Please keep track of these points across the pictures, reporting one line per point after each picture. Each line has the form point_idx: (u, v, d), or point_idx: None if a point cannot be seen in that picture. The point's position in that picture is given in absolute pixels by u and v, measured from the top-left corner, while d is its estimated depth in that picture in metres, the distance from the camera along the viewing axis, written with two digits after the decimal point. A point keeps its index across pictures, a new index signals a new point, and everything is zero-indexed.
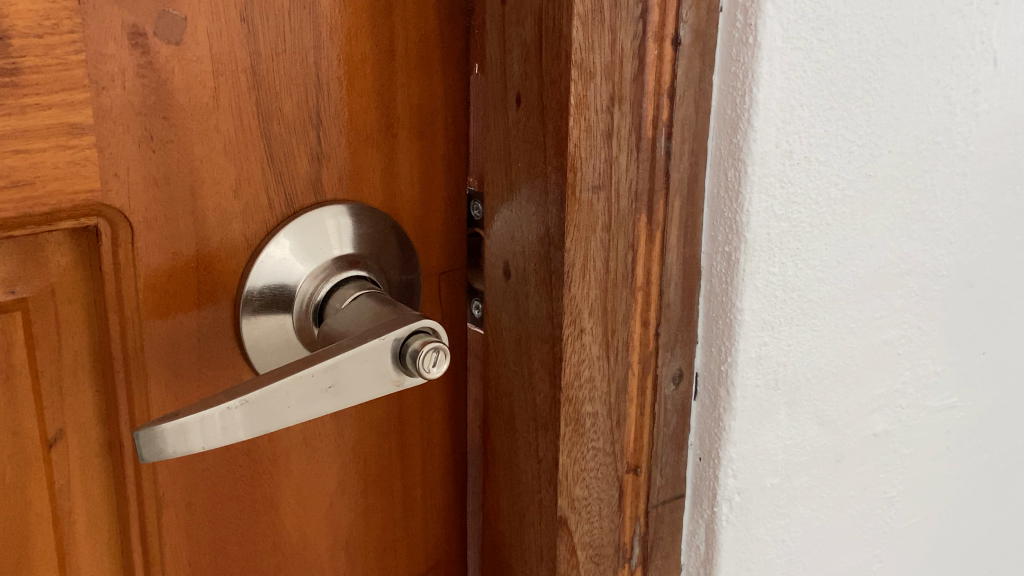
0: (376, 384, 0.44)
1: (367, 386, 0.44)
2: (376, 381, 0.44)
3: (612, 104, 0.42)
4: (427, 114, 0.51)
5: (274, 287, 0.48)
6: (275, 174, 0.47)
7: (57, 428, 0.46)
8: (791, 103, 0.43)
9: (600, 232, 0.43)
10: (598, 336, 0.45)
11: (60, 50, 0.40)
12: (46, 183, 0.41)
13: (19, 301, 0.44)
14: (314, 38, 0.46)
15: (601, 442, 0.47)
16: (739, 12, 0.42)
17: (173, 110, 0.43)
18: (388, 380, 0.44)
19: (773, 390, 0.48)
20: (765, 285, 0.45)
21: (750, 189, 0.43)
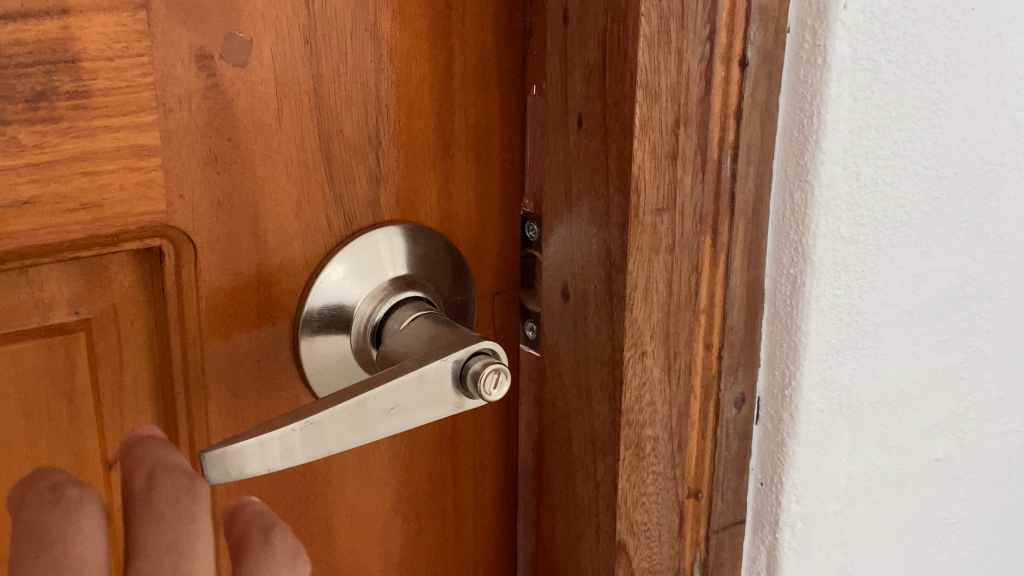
0: (437, 407, 0.44)
1: (427, 409, 0.44)
2: (437, 403, 0.44)
3: (677, 125, 0.42)
4: (483, 135, 0.51)
5: (333, 307, 0.48)
6: (334, 195, 0.47)
7: (117, 448, 0.46)
8: (859, 123, 0.43)
9: (664, 254, 0.43)
10: (660, 359, 0.45)
11: (130, 73, 0.40)
12: (114, 205, 0.41)
13: (82, 323, 0.43)
14: (375, 59, 0.46)
15: (662, 466, 0.46)
16: (808, 32, 0.42)
17: (236, 131, 0.43)
18: (449, 402, 0.44)
19: (837, 415, 0.47)
20: (830, 308, 0.45)
21: (817, 212, 0.43)
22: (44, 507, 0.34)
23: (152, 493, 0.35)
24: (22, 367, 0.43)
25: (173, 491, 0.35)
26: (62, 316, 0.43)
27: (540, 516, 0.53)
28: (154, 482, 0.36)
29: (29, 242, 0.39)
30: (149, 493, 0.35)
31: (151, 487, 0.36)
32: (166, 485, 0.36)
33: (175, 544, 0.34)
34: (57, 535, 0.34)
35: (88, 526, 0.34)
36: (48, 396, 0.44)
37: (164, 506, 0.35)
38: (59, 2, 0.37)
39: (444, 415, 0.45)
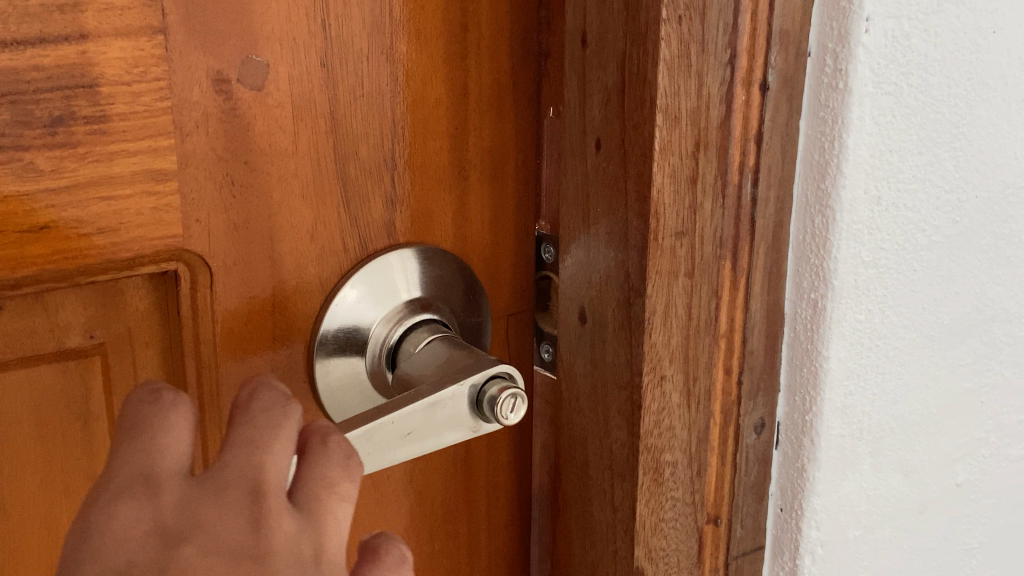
0: (453, 430, 0.44)
1: (443, 432, 0.43)
2: (454, 428, 0.43)
3: (697, 149, 0.41)
4: (499, 157, 0.51)
5: (348, 329, 0.47)
6: (350, 217, 0.47)
7: None
8: (880, 147, 0.42)
9: (683, 278, 0.43)
10: (679, 384, 0.44)
11: (147, 97, 0.39)
12: (130, 229, 0.40)
13: (97, 346, 0.43)
14: (391, 82, 0.46)
15: (681, 491, 0.46)
16: (829, 57, 0.41)
17: (253, 155, 0.43)
18: (466, 426, 0.43)
19: (857, 440, 0.47)
20: (851, 332, 0.45)
21: (838, 236, 0.43)
22: (143, 406, 0.33)
23: (250, 405, 0.35)
24: (37, 393, 0.42)
25: (269, 406, 0.35)
26: (77, 340, 0.43)
27: (555, 541, 0.53)
28: (254, 396, 0.35)
29: (46, 267, 0.39)
30: (244, 404, 0.35)
31: (249, 400, 0.35)
32: (262, 400, 0.35)
33: (263, 448, 0.33)
34: (147, 428, 0.32)
35: (180, 425, 0.33)
36: (63, 421, 0.43)
37: (255, 415, 0.34)
38: (78, 26, 0.37)
39: (461, 439, 0.44)
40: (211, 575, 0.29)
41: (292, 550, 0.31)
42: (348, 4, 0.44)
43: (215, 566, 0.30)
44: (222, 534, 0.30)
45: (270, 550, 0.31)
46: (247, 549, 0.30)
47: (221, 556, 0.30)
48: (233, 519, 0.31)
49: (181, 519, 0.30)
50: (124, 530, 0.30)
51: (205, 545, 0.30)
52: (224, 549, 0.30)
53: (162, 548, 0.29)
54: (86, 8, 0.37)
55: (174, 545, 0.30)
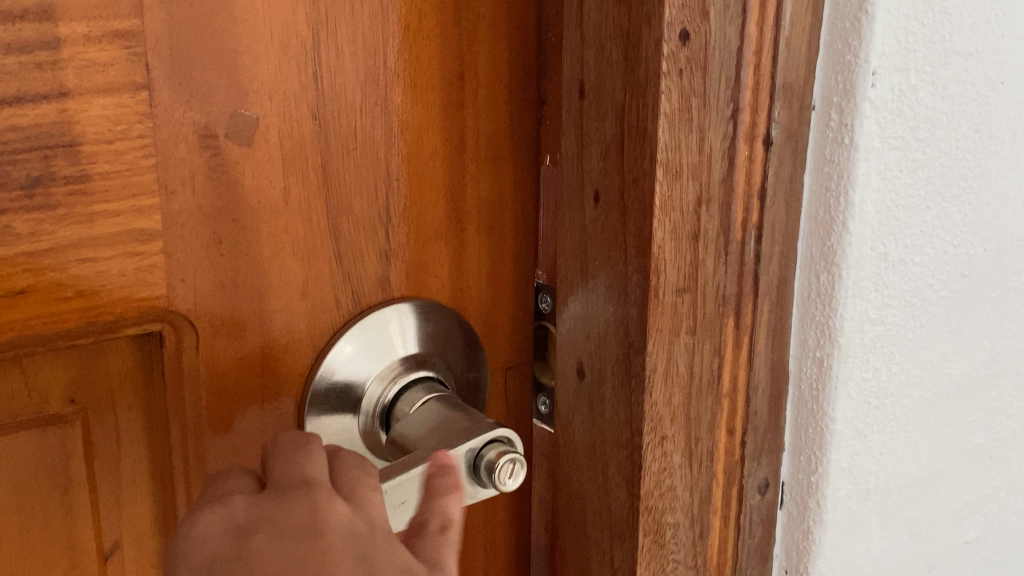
0: None
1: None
2: None
3: (699, 205, 0.40)
4: (496, 206, 0.49)
5: (340, 386, 0.46)
6: (343, 274, 0.45)
7: (114, 540, 0.44)
8: (887, 203, 0.41)
9: (685, 336, 0.42)
10: (680, 444, 0.43)
11: (131, 155, 0.38)
12: (112, 291, 0.39)
13: (79, 411, 0.42)
14: (385, 133, 0.45)
15: (683, 554, 0.44)
16: (834, 110, 0.40)
17: (242, 212, 0.42)
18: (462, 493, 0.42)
19: (865, 501, 0.45)
20: (857, 392, 0.43)
21: (845, 293, 0.42)
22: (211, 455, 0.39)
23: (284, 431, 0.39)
24: (15, 458, 0.41)
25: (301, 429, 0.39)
26: (57, 406, 0.41)
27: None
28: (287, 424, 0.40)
29: (23, 333, 0.37)
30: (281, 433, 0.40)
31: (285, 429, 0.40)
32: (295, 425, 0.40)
33: (303, 455, 0.38)
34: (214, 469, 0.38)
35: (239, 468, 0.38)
36: (41, 487, 0.42)
37: (290, 439, 0.39)
38: (57, 84, 0.36)
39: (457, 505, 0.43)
40: (279, 553, 0.34)
41: (346, 527, 0.35)
42: (341, 54, 0.42)
43: (282, 545, 0.34)
44: (284, 522, 0.35)
45: (325, 526, 0.35)
46: (305, 529, 0.35)
47: (286, 537, 0.34)
48: (291, 508, 0.35)
49: (250, 516, 0.35)
50: (205, 535, 0.34)
51: (272, 532, 0.34)
52: (288, 531, 0.34)
53: (237, 540, 0.34)
54: (66, 65, 0.36)
55: (245, 537, 0.34)
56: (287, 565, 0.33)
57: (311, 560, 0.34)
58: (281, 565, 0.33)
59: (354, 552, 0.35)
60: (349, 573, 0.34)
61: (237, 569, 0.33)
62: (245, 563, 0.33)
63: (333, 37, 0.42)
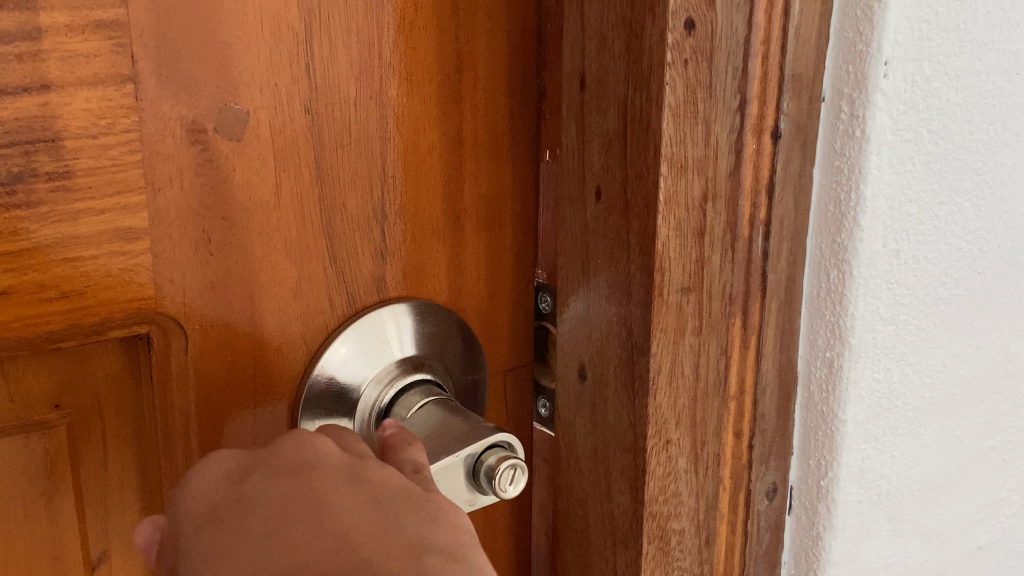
0: None
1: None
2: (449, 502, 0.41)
3: (705, 201, 0.39)
4: (494, 204, 0.48)
5: (335, 391, 0.45)
6: (338, 273, 0.44)
7: (100, 550, 0.43)
8: (900, 198, 0.40)
9: (690, 336, 0.40)
10: (686, 448, 0.42)
11: (116, 150, 0.37)
12: (96, 292, 0.38)
13: (64, 417, 0.40)
14: (381, 128, 0.43)
15: (689, 561, 0.43)
16: (844, 102, 0.39)
17: (231, 210, 0.40)
18: (461, 500, 0.41)
19: (876, 506, 0.44)
20: (869, 393, 0.42)
21: (856, 291, 0.40)
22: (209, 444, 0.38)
23: None
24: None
25: None
26: (41, 411, 0.40)
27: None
28: None
29: (4, 335, 0.36)
30: None
31: None
32: None
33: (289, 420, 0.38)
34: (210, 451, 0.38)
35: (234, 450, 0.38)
36: (25, 495, 0.41)
37: None
38: (38, 76, 0.34)
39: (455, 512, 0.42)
40: (275, 486, 0.34)
41: (337, 458, 0.36)
42: (334, 46, 0.41)
43: (277, 480, 0.34)
44: (277, 461, 0.35)
45: (318, 459, 0.36)
46: (298, 466, 0.35)
47: (279, 475, 0.35)
48: (284, 450, 0.36)
49: (243, 464, 0.36)
50: (201, 484, 0.35)
51: (266, 472, 0.35)
52: (281, 469, 0.35)
53: (233, 486, 0.34)
54: (48, 56, 0.34)
55: (240, 481, 0.35)
56: (285, 496, 0.34)
57: (308, 488, 0.34)
58: (278, 498, 0.34)
59: (352, 477, 0.35)
60: (346, 496, 0.34)
61: (238, 507, 0.33)
62: (243, 501, 0.34)
63: (327, 28, 0.40)
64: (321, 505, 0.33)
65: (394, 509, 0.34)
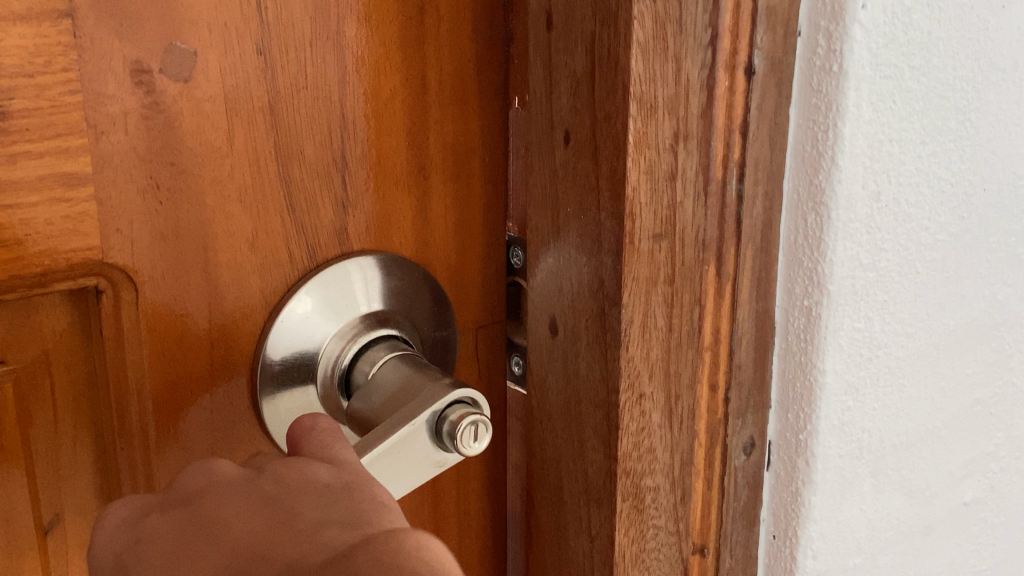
0: (419, 469, 0.40)
1: (404, 475, 0.40)
2: (418, 467, 0.40)
3: (677, 141, 0.37)
4: (462, 154, 0.46)
5: (296, 348, 0.43)
6: (296, 224, 0.42)
7: (54, 513, 0.41)
8: (879, 138, 0.38)
9: (662, 286, 0.38)
10: (660, 403, 0.40)
11: (54, 91, 0.35)
12: (38, 241, 0.36)
13: (10, 373, 0.38)
14: (339, 72, 0.41)
15: (664, 519, 0.42)
16: (821, 36, 0.37)
17: (181, 155, 0.38)
18: (431, 462, 0.40)
19: (857, 460, 0.43)
20: (849, 343, 0.40)
21: (834, 236, 0.39)
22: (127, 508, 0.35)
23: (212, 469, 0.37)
24: None
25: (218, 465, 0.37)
26: None
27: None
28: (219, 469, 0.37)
29: None
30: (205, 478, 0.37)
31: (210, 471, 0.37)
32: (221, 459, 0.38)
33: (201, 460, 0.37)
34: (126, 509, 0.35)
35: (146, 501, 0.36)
36: None
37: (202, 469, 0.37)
38: None
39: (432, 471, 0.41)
40: (173, 522, 0.33)
41: (238, 478, 0.35)
42: None
43: (175, 516, 0.33)
44: (179, 496, 0.34)
45: (219, 485, 0.34)
46: (196, 497, 0.34)
47: (177, 511, 0.33)
48: (187, 482, 0.35)
49: (143, 504, 0.34)
50: (102, 541, 0.33)
51: (167, 510, 0.33)
52: (179, 504, 0.34)
53: (133, 529, 0.33)
54: None
55: (141, 522, 0.33)
56: (183, 530, 0.32)
57: (205, 518, 0.33)
58: (177, 535, 0.32)
59: (258, 494, 0.34)
60: (248, 514, 0.33)
61: (140, 549, 0.32)
62: (144, 543, 0.32)
63: None
64: (222, 532, 0.32)
65: (296, 513, 0.33)
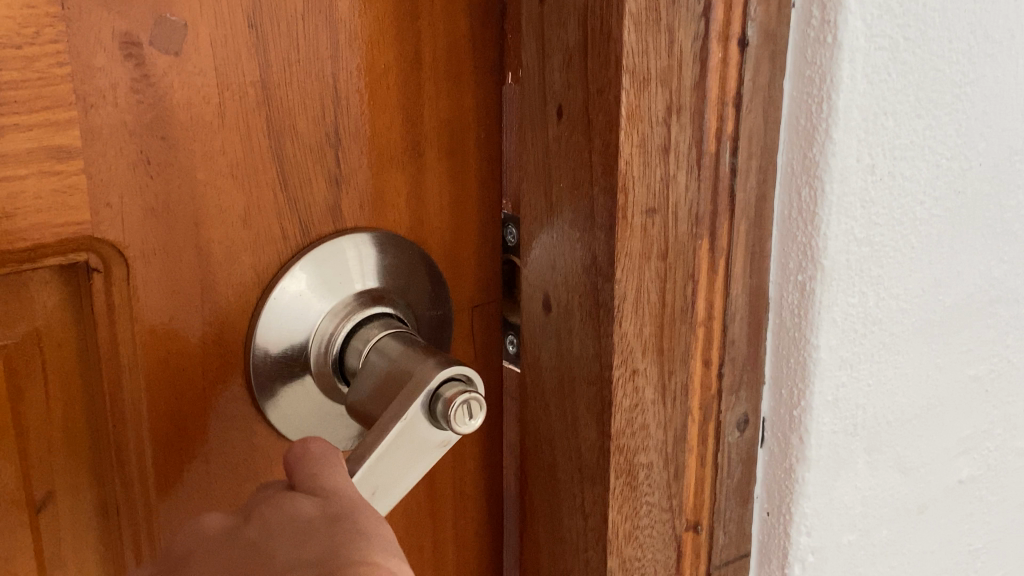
0: (424, 451, 0.39)
1: (416, 462, 0.40)
2: (422, 450, 0.39)
3: (670, 114, 0.37)
4: (457, 130, 0.46)
5: (289, 325, 0.43)
6: (289, 200, 0.42)
7: (45, 490, 0.41)
8: (873, 110, 0.38)
9: (656, 261, 0.38)
10: (653, 378, 0.40)
11: (41, 62, 0.35)
12: (27, 215, 0.36)
13: (1, 349, 0.38)
14: (331, 46, 0.41)
15: (657, 496, 0.42)
16: (815, 7, 0.37)
17: (171, 130, 0.38)
18: (434, 443, 0.39)
19: (851, 437, 0.43)
20: (843, 318, 0.40)
21: (828, 210, 0.39)
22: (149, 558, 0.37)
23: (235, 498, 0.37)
24: None
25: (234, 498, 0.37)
26: None
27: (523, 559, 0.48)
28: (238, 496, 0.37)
29: None
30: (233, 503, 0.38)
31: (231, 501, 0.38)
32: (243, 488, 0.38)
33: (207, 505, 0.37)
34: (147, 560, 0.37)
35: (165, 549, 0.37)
36: None
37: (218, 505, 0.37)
38: None
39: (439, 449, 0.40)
40: None
41: (229, 529, 0.35)
42: None
43: None
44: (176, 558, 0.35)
45: (209, 541, 0.35)
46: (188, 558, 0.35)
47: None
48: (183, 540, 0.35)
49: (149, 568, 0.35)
50: None
51: None
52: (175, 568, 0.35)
53: None
54: None
55: None
56: None
57: None
58: None
59: (242, 547, 0.34)
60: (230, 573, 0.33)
61: None
62: None
63: None
64: None
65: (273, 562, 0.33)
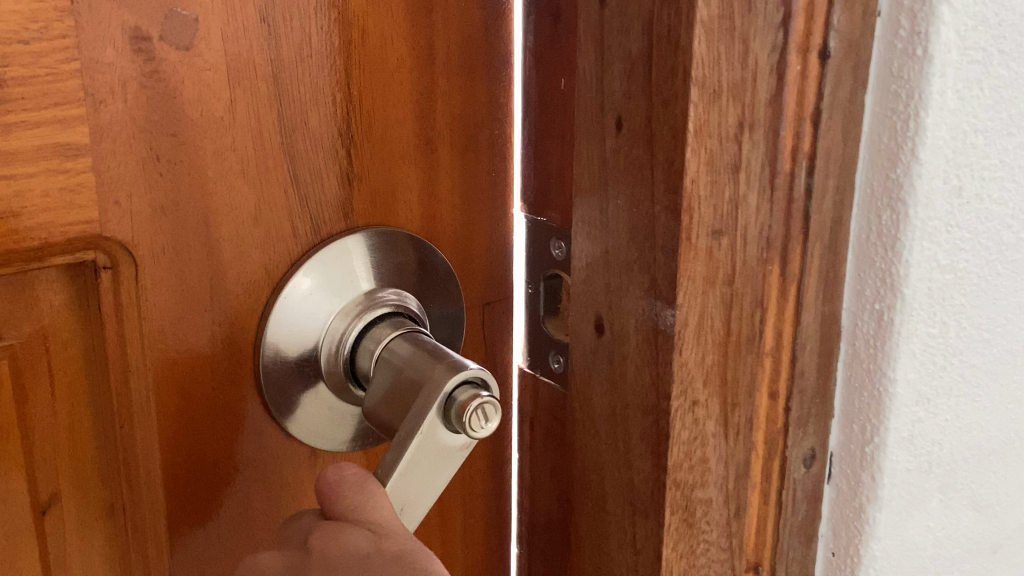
0: (448, 459, 0.39)
1: (439, 469, 0.39)
2: (444, 457, 0.39)
3: (741, 130, 0.36)
4: (471, 125, 0.46)
5: (297, 324, 0.42)
6: (300, 197, 0.41)
7: (51, 493, 0.40)
8: (962, 128, 0.38)
9: (720, 285, 0.38)
10: (715, 411, 0.39)
11: (49, 58, 0.33)
12: (32, 215, 0.35)
13: (6, 350, 0.37)
14: (346, 41, 0.40)
15: (716, 534, 0.41)
16: (905, 17, 0.37)
17: (181, 126, 0.37)
18: (455, 449, 0.39)
19: (925, 473, 0.44)
20: (922, 349, 0.40)
21: (912, 235, 0.38)
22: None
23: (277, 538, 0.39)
24: None
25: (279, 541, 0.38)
26: None
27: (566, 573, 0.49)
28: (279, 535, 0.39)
29: None
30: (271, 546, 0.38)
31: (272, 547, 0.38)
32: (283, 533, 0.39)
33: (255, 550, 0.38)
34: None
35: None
36: None
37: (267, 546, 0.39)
38: None
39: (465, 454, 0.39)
40: None
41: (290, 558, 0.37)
42: None
43: None
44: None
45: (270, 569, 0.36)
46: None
47: None
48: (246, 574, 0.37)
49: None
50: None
51: None
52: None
53: None
54: None
55: None
56: None
57: None
58: None
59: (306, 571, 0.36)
60: None
61: None
62: None
63: None
64: None
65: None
